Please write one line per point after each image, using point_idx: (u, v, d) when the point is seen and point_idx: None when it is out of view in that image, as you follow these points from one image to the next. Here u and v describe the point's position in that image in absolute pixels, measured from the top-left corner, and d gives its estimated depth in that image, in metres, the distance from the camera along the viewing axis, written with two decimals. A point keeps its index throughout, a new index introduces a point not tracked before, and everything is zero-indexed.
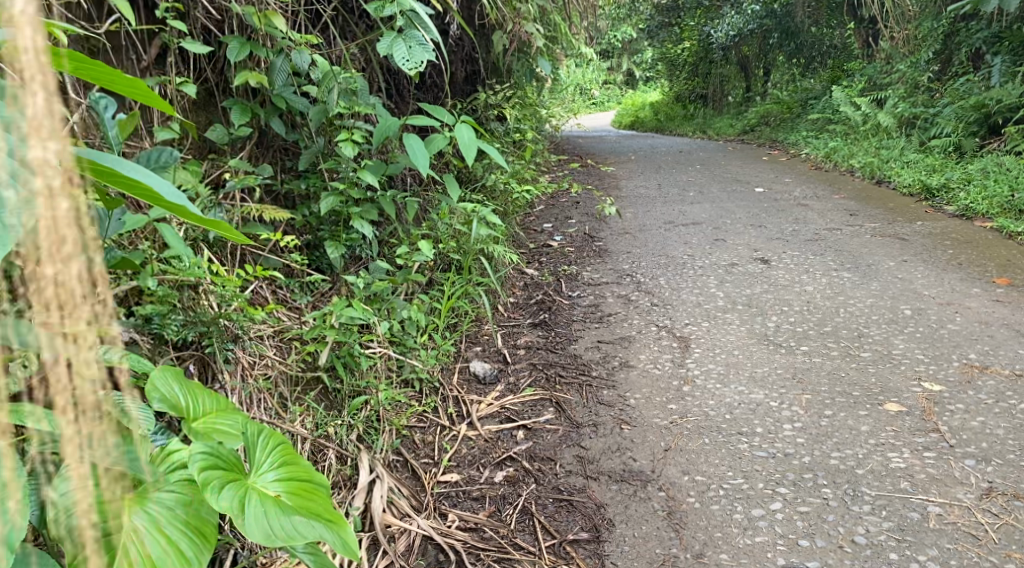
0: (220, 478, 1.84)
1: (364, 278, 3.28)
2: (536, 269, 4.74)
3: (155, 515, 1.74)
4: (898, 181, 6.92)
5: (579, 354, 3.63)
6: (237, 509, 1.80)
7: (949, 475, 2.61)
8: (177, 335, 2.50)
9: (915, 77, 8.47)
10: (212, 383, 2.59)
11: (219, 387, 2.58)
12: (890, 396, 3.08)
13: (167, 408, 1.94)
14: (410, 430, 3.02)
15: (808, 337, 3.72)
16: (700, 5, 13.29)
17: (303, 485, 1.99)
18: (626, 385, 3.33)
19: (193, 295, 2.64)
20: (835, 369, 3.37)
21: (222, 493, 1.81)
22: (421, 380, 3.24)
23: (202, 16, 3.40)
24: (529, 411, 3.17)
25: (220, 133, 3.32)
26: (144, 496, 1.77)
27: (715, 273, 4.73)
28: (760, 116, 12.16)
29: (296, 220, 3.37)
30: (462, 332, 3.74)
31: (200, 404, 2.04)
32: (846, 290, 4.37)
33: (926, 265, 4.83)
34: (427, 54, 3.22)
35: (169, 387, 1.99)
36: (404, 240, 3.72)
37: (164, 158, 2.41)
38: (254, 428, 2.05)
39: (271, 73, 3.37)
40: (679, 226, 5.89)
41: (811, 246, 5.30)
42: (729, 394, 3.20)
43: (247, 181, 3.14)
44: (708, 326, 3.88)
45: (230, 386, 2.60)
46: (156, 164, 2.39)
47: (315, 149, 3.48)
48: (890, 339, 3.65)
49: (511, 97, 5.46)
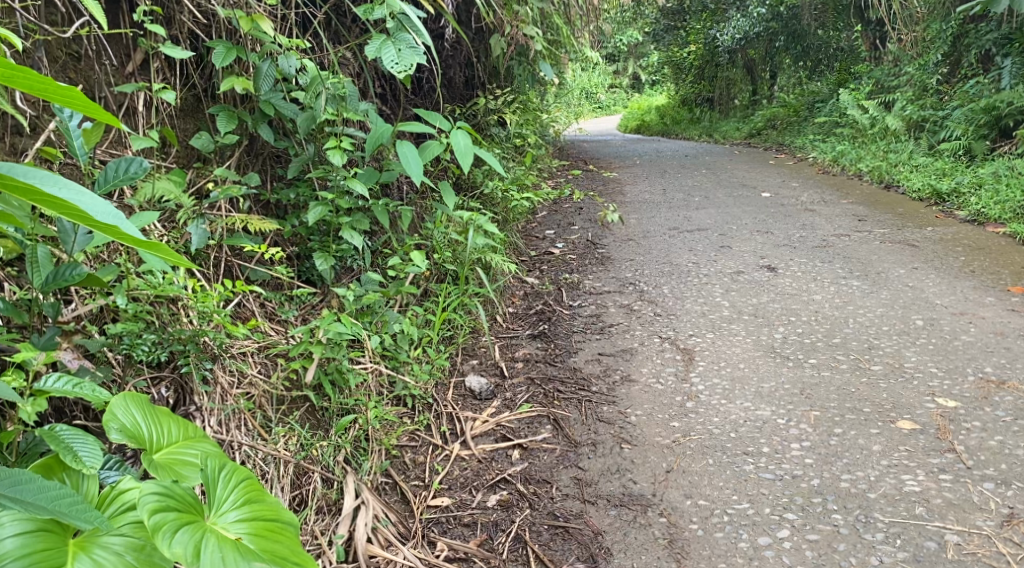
0: (173, 519, 1.85)
1: (354, 292, 3.17)
2: (537, 278, 4.62)
3: (99, 560, 1.79)
4: (907, 185, 6.77)
5: (579, 368, 3.50)
6: (190, 554, 1.81)
7: (966, 500, 2.48)
8: (147, 356, 2.40)
9: (924, 79, 8.32)
10: (185, 408, 2.48)
11: (196, 409, 2.47)
12: (902, 414, 2.94)
13: (126, 439, 1.98)
14: (400, 449, 2.90)
15: (816, 349, 3.59)
16: (706, 8, 13.15)
17: (272, 522, 1.99)
18: (627, 401, 3.20)
19: (172, 310, 2.55)
20: (845, 384, 3.24)
21: (175, 536, 1.83)
22: (414, 397, 3.14)
23: (188, 20, 3.29)
24: (526, 429, 3.04)
25: (205, 141, 3.23)
26: (90, 541, 1.82)
27: (721, 281, 4.60)
28: (766, 119, 12.01)
29: (283, 231, 3.25)
30: (458, 345, 3.61)
31: (165, 434, 2.08)
32: (855, 300, 4.23)
33: (938, 272, 4.70)
34: (418, 56, 3.10)
35: (130, 415, 2.03)
36: (398, 250, 3.61)
37: (133, 169, 2.51)
38: (219, 460, 2.05)
39: (256, 78, 3.23)
40: (684, 232, 5.76)
41: (819, 253, 5.16)
42: (734, 410, 3.06)
43: (230, 191, 3.03)
44: (712, 337, 3.75)
45: (207, 408, 2.49)
46: (124, 174, 2.49)
47: (305, 157, 3.35)
48: (901, 352, 3.52)
49: (512, 102, 5.35)
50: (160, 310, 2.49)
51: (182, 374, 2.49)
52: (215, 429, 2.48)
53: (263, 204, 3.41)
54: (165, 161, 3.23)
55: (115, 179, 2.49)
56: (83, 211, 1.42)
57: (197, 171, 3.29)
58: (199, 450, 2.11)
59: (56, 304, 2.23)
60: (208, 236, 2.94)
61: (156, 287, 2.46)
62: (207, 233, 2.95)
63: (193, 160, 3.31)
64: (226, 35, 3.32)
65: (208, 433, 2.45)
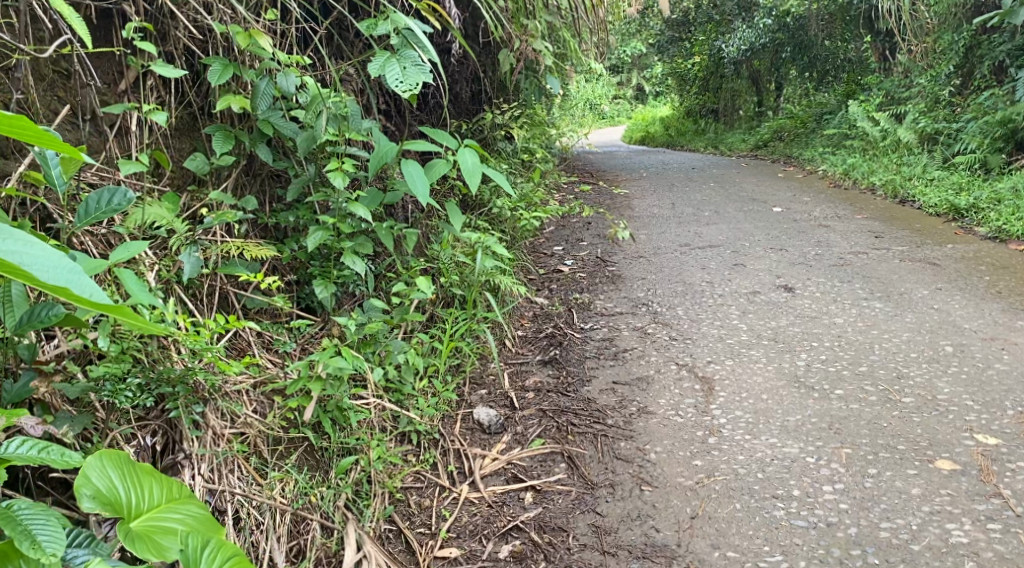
0: None
1: (356, 321, 2.99)
2: (546, 298, 4.44)
3: None
4: (923, 200, 6.58)
5: (593, 399, 3.32)
6: None
7: (1020, 553, 2.37)
8: (131, 402, 2.23)
9: (936, 91, 8.13)
10: (174, 455, 2.33)
11: (185, 456, 2.32)
12: (940, 452, 2.79)
13: (99, 507, 1.85)
14: (404, 492, 2.75)
15: (843, 379, 3.39)
16: (711, 19, 13.03)
17: None
18: (645, 436, 3.02)
19: (163, 345, 2.40)
20: (876, 418, 3.05)
21: None
22: (419, 433, 2.98)
23: (184, 36, 3.15)
24: (538, 468, 2.88)
25: (199, 163, 3.08)
26: None
27: (737, 301, 4.43)
28: (773, 130, 11.86)
29: (281, 258, 3.09)
30: (465, 374, 3.45)
31: (146, 494, 1.94)
32: (879, 323, 4.05)
33: (963, 293, 4.52)
34: (424, 74, 2.94)
35: (106, 477, 1.90)
36: (402, 275, 3.44)
37: (116, 199, 2.43)
38: (202, 537, 1.89)
39: (254, 97, 3.07)
40: (696, 248, 5.58)
41: (837, 271, 4.97)
42: (760, 447, 2.89)
43: (225, 216, 2.87)
44: (732, 364, 3.57)
45: (197, 455, 2.34)
46: (107, 205, 2.42)
47: (306, 178, 3.19)
48: (933, 382, 3.34)
49: (519, 116, 5.20)
50: (147, 349, 2.33)
51: (171, 418, 2.34)
52: (206, 479, 2.33)
53: (261, 227, 3.25)
54: (157, 184, 3.08)
55: (97, 210, 2.42)
56: (30, 272, 1.44)
57: (192, 194, 3.13)
58: (184, 514, 1.96)
59: (33, 345, 2.14)
60: (201, 264, 2.78)
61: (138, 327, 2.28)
62: (200, 260, 2.78)
63: (188, 183, 3.16)
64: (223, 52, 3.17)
65: (198, 481, 2.30)
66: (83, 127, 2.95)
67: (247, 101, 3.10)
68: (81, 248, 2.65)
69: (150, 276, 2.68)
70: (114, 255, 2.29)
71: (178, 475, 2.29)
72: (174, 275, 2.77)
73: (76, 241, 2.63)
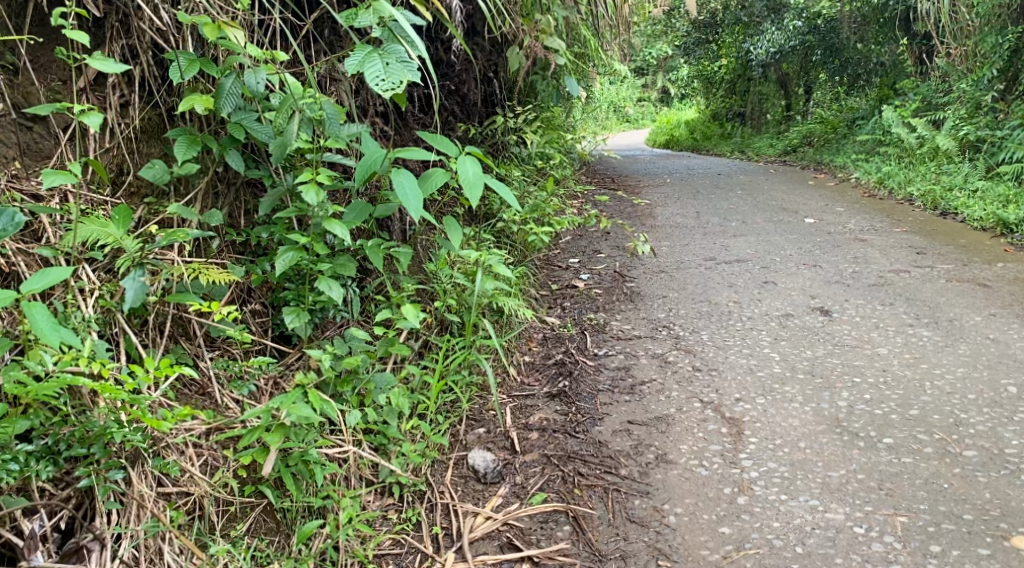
0: None
1: (331, 354, 2.59)
2: (557, 318, 4.03)
3: None
4: (967, 213, 6.11)
5: (605, 442, 2.91)
6: None
7: None
8: (18, 476, 1.97)
9: (977, 96, 7.58)
10: (83, 534, 2.06)
11: (93, 539, 2.05)
12: (1014, 526, 2.42)
13: None
14: (379, 561, 2.41)
15: (892, 424, 2.96)
16: (739, 21, 12.56)
17: None
18: (664, 493, 2.64)
19: (78, 403, 2.10)
20: (933, 477, 2.64)
21: None
22: (402, 485, 2.62)
23: (149, 27, 2.76)
24: (539, 532, 2.52)
25: (158, 171, 2.70)
26: None
27: (768, 325, 3.99)
28: (802, 135, 11.38)
29: (245, 282, 2.69)
30: (462, 412, 3.04)
31: None
32: (929, 355, 3.60)
33: (1020, 319, 4.07)
34: (411, 71, 2.55)
35: None
36: (391, 298, 3.04)
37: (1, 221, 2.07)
38: None
39: (219, 96, 2.67)
40: (722, 263, 5.14)
41: (876, 292, 4.52)
42: (798, 512, 2.51)
43: (176, 236, 2.45)
44: (764, 404, 3.13)
45: (108, 537, 2.06)
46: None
47: (282, 189, 2.79)
48: (997, 431, 2.90)
49: (532, 119, 4.80)
50: (60, 404, 2.04)
51: (85, 487, 2.08)
52: (125, 562, 2.06)
53: (233, 245, 2.88)
54: (112, 197, 2.72)
55: None
56: None
57: (150, 207, 2.76)
58: None
59: None
60: (147, 289, 2.39)
61: (27, 387, 1.95)
62: (146, 285, 2.39)
63: (150, 194, 2.79)
64: (190, 45, 2.77)
65: None
66: (30, 129, 2.61)
67: (214, 101, 2.71)
68: (12, 270, 2.35)
69: (82, 304, 2.36)
70: (25, 284, 1.94)
71: (83, 562, 2.02)
72: (117, 301, 2.42)
73: (3, 261, 2.33)
